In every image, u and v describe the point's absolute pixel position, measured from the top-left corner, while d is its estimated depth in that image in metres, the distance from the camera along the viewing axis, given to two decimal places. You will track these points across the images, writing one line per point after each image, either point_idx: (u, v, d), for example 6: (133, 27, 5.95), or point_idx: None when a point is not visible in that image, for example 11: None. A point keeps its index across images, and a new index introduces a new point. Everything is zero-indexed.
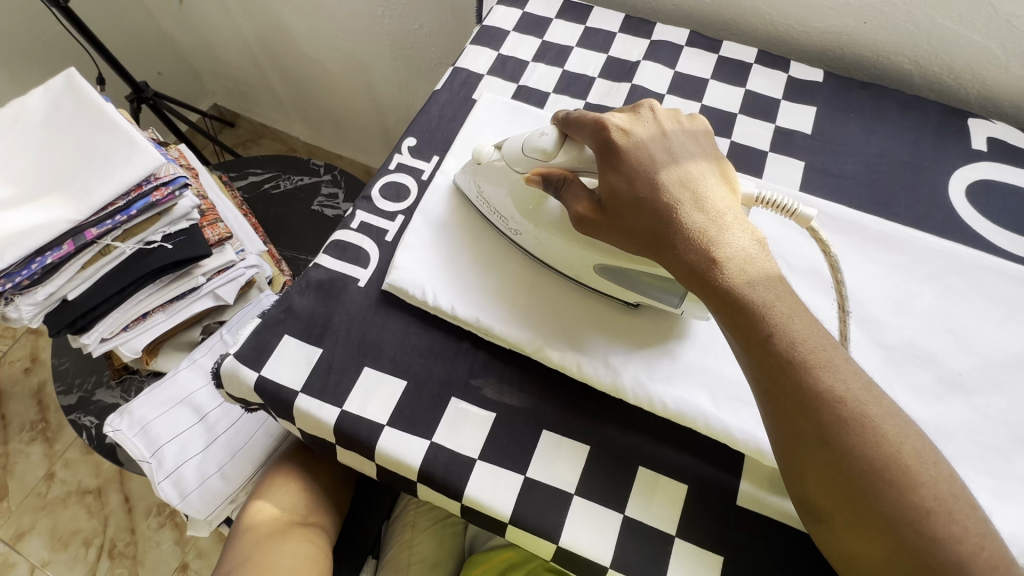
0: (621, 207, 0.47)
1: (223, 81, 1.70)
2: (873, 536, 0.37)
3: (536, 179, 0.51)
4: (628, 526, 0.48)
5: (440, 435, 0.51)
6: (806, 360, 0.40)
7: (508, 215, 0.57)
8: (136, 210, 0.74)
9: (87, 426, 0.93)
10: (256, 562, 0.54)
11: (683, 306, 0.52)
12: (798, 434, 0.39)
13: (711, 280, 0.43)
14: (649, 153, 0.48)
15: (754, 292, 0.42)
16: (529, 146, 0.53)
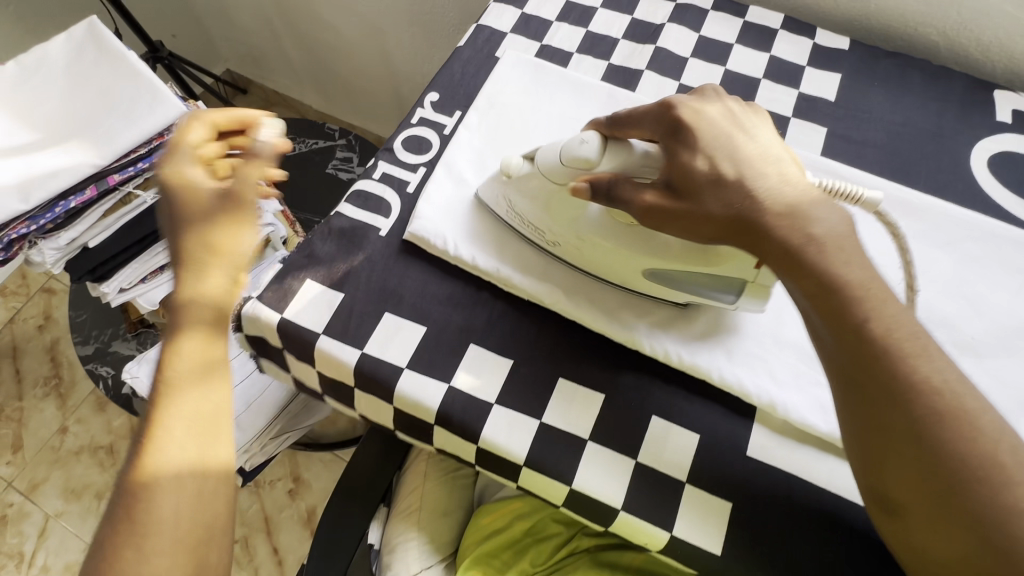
0: (701, 189, 0.44)
1: (237, 46, 1.68)
2: (956, 531, 0.36)
3: (584, 188, 0.48)
4: (639, 471, 0.49)
5: (458, 379, 0.52)
6: (902, 347, 0.38)
7: (543, 227, 0.54)
8: (158, 158, 0.74)
9: (104, 376, 0.95)
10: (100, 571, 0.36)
11: (739, 301, 0.51)
12: (884, 422, 0.38)
13: (803, 265, 0.41)
14: (722, 131, 0.46)
15: (850, 273, 0.40)
16: (568, 156, 0.49)
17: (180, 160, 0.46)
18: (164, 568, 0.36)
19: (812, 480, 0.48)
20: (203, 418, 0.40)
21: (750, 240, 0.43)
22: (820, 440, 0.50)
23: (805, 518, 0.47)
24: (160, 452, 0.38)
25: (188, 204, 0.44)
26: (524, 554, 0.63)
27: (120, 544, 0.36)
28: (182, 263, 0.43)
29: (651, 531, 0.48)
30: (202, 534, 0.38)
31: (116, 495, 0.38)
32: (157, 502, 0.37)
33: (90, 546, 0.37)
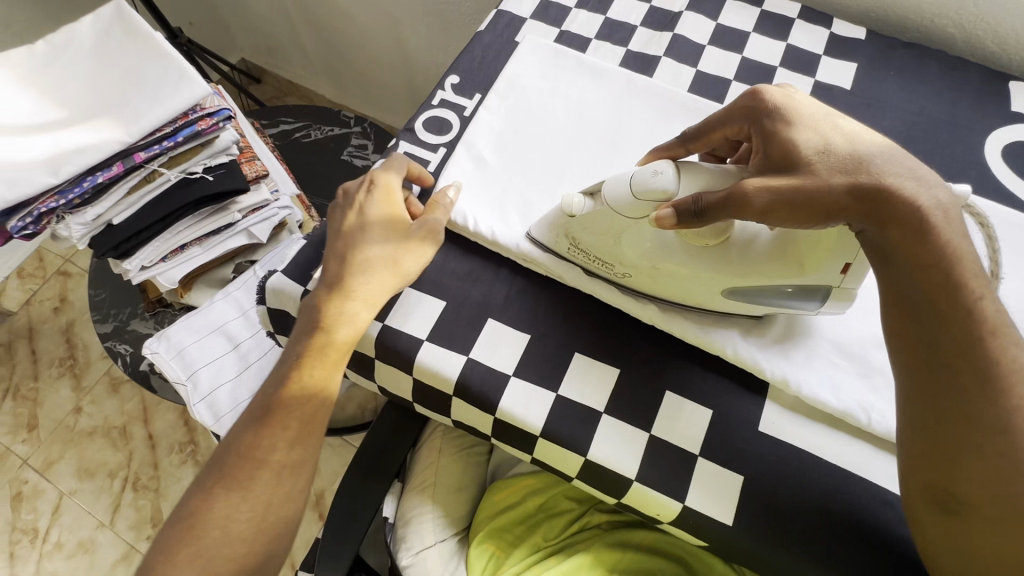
0: (808, 162, 0.43)
1: (252, 35, 1.70)
2: (1009, 527, 0.40)
3: (670, 214, 0.44)
4: (653, 444, 0.50)
5: (476, 352, 0.53)
6: (1004, 337, 0.42)
7: (614, 261, 0.52)
8: (182, 137, 0.76)
9: (122, 354, 0.97)
10: (192, 523, 0.47)
11: (822, 307, 0.50)
12: (971, 413, 0.41)
13: (926, 235, 0.42)
14: (824, 120, 0.45)
15: (962, 245, 0.43)
16: (641, 188, 0.46)
17: (372, 194, 0.55)
18: (264, 496, 0.48)
19: (822, 455, 0.49)
20: (317, 392, 0.51)
21: (871, 208, 0.42)
22: (831, 417, 0.51)
23: (816, 492, 0.48)
24: (277, 403, 0.51)
25: (367, 231, 0.53)
26: (537, 528, 0.64)
27: (238, 466, 0.49)
28: (357, 279, 0.52)
29: (663, 502, 0.49)
30: (272, 516, 0.48)
31: (245, 422, 0.51)
32: (269, 448, 0.49)
33: (216, 454, 0.51)
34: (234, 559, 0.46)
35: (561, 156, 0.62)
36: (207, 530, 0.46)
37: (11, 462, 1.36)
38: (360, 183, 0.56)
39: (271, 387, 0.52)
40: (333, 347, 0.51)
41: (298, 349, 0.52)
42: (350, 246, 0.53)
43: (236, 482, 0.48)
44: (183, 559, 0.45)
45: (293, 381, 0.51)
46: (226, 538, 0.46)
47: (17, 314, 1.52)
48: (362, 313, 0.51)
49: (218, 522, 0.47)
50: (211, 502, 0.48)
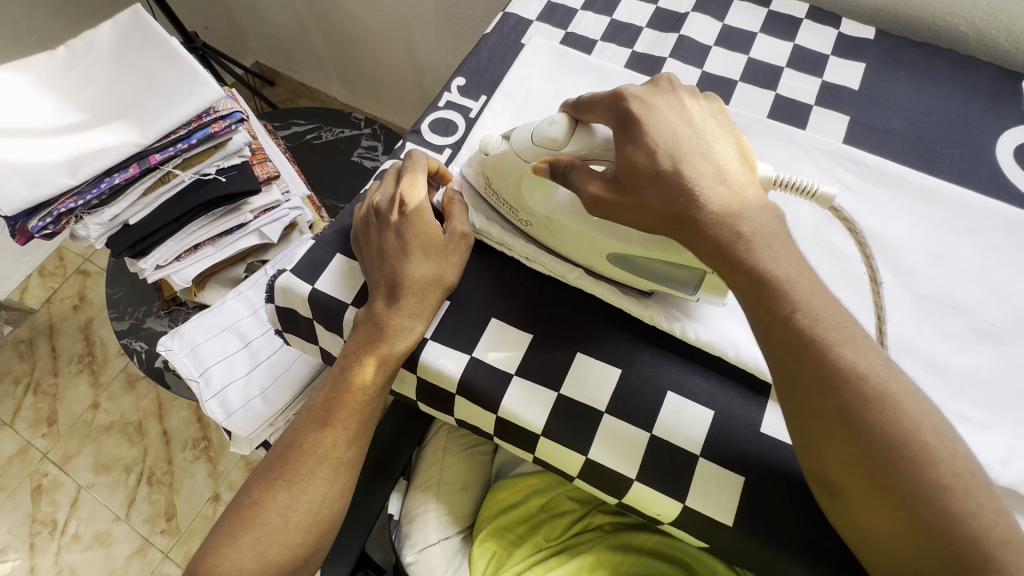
0: (642, 178, 0.45)
1: (266, 39, 1.73)
2: (885, 505, 0.39)
3: (544, 167, 0.49)
4: (653, 445, 0.50)
5: (479, 351, 0.54)
6: (829, 337, 0.41)
7: (518, 206, 0.55)
8: (196, 139, 0.78)
9: (138, 351, 1.00)
10: (253, 513, 0.51)
11: (699, 293, 0.52)
12: (816, 408, 0.41)
13: (733, 256, 0.43)
14: (671, 125, 0.46)
15: (780, 267, 0.42)
16: (539, 136, 0.50)
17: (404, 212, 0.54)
18: (318, 493, 0.52)
19: None
20: (370, 401, 0.54)
21: (683, 231, 0.45)
22: None
23: (818, 496, 0.48)
24: (336, 407, 0.54)
25: (406, 250, 0.53)
26: (538, 529, 0.64)
27: (295, 463, 0.53)
28: (403, 298, 0.52)
29: (663, 502, 0.50)
30: (323, 510, 0.53)
31: (306, 420, 0.55)
32: (327, 447, 0.53)
33: (276, 448, 0.55)
34: (292, 545, 0.51)
35: None
36: (270, 517, 0.51)
37: (30, 455, 1.40)
38: (389, 199, 0.55)
39: (327, 390, 0.55)
40: (383, 362, 0.52)
41: (349, 359, 0.53)
42: (391, 264, 0.53)
43: (290, 478, 0.52)
44: (248, 540, 0.50)
45: (347, 388, 0.53)
46: (287, 525, 0.51)
47: (38, 311, 1.56)
48: (409, 330, 0.53)
49: (274, 515, 0.51)
50: (275, 490, 0.52)
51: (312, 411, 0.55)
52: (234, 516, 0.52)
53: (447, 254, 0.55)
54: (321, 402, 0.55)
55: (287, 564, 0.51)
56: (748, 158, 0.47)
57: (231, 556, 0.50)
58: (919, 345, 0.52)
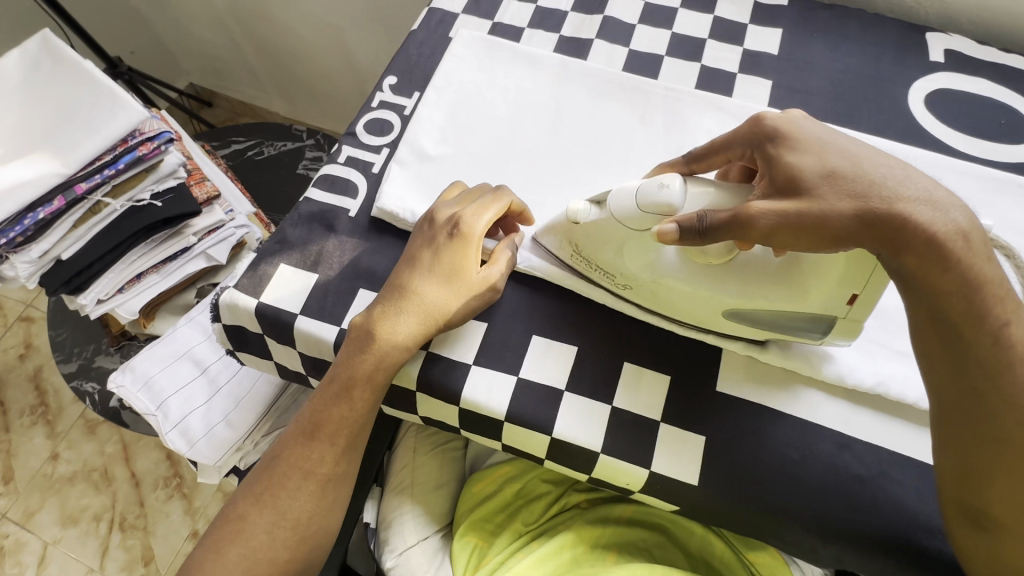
0: (816, 182, 0.42)
1: (197, 58, 1.67)
2: None
3: (674, 232, 0.44)
4: (615, 416, 0.51)
5: (435, 345, 0.53)
6: None
7: (614, 271, 0.52)
8: (124, 164, 0.75)
9: (90, 392, 0.96)
10: (237, 526, 0.51)
11: (825, 337, 0.50)
12: (1004, 434, 0.40)
13: (948, 263, 0.39)
14: (832, 137, 0.44)
15: (991, 270, 0.40)
16: (647, 202, 0.46)
17: (460, 239, 0.52)
18: (303, 511, 0.51)
19: (779, 407, 0.51)
20: (360, 416, 0.52)
21: (887, 235, 0.40)
22: (784, 370, 0.52)
23: (777, 448, 0.49)
24: (322, 421, 0.52)
25: (438, 278, 0.51)
26: (516, 515, 0.65)
27: (281, 479, 0.52)
28: (399, 309, 0.50)
29: (630, 470, 0.50)
30: (309, 528, 0.52)
31: (294, 432, 0.53)
32: (317, 462, 0.52)
33: (265, 458, 0.54)
34: (279, 559, 0.51)
35: (505, 145, 0.63)
36: (256, 529, 0.51)
37: None
38: (452, 219, 0.52)
39: (315, 402, 0.52)
40: (369, 375, 0.50)
41: (340, 370, 0.51)
42: (401, 275, 0.52)
43: (276, 493, 0.51)
44: (233, 554, 0.50)
45: (335, 402, 0.51)
46: (275, 539, 0.51)
47: None
48: (402, 343, 0.50)
49: (257, 530, 0.51)
50: (263, 502, 0.51)
51: (301, 424, 0.53)
52: (221, 527, 0.52)
53: (469, 291, 0.51)
54: (311, 416, 0.52)
55: None
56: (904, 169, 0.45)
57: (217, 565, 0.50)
58: None
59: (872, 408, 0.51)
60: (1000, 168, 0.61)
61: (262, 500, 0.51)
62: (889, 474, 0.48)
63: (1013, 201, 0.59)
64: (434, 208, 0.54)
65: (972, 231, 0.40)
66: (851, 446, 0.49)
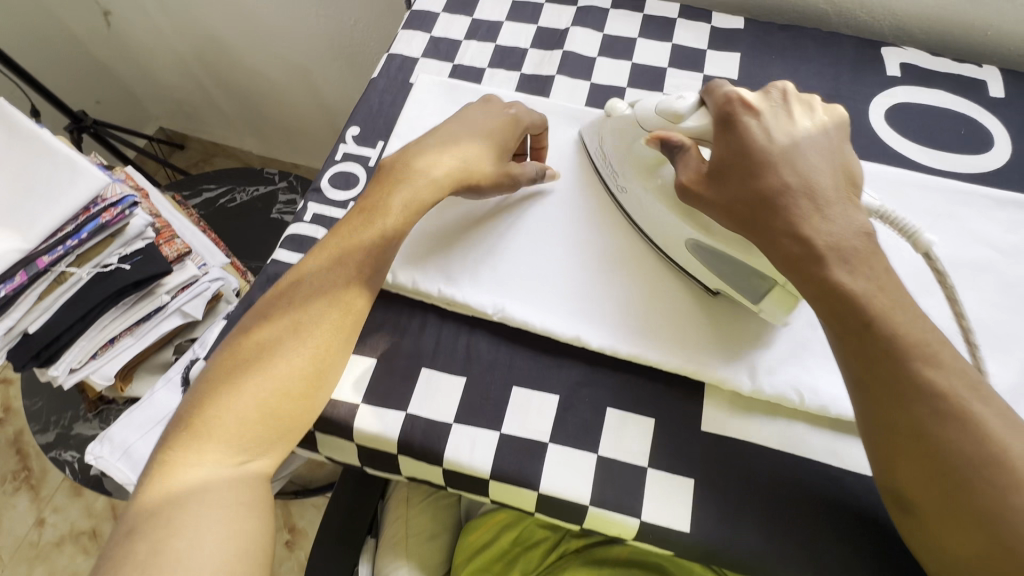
0: (731, 173, 0.48)
1: (165, 103, 1.65)
2: (967, 529, 0.38)
3: (654, 142, 0.52)
4: (602, 465, 0.50)
5: (414, 405, 0.52)
6: (909, 351, 0.41)
7: (620, 170, 0.59)
8: (87, 233, 0.73)
9: (69, 461, 0.93)
10: (251, 354, 0.48)
11: (762, 305, 0.52)
12: (892, 422, 0.41)
13: (813, 267, 0.44)
14: (773, 135, 0.48)
15: (859, 284, 0.43)
16: (663, 107, 0.52)
17: (513, 117, 0.59)
18: (323, 335, 0.49)
19: (766, 443, 0.50)
20: (388, 246, 0.53)
21: (764, 235, 0.46)
22: (770, 404, 0.52)
23: (766, 484, 0.49)
24: (352, 249, 0.52)
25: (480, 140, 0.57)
26: (514, 564, 0.64)
27: (299, 304, 0.50)
28: (436, 164, 0.55)
29: (621, 521, 0.49)
30: (328, 359, 0.49)
31: (315, 262, 0.52)
32: (338, 292, 0.50)
33: (272, 295, 0.52)
34: (296, 393, 0.47)
35: None
36: (273, 360, 0.47)
37: None
38: (510, 102, 0.60)
39: (341, 234, 0.53)
40: (399, 208, 0.53)
41: (369, 208, 0.54)
42: (415, 157, 0.56)
43: (297, 318, 0.49)
44: (249, 381, 0.47)
45: (366, 229, 0.53)
46: (290, 369, 0.47)
47: None
48: (425, 191, 0.54)
49: (276, 361, 0.47)
50: (278, 336, 0.48)
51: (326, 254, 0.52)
52: (227, 358, 0.48)
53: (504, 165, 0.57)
54: (338, 246, 0.52)
55: (285, 408, 0.47)
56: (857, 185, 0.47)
57: (226, 402, 0.46)
58: None
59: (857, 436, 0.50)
60: (963, 180, 0.62)
61: (280, 327, 0.49)
62: (881, 505, 0.48)
63: (979, 211, 0.59)
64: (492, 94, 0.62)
65: (860, 248, 0.44)
66: (841, 478, 0.49)
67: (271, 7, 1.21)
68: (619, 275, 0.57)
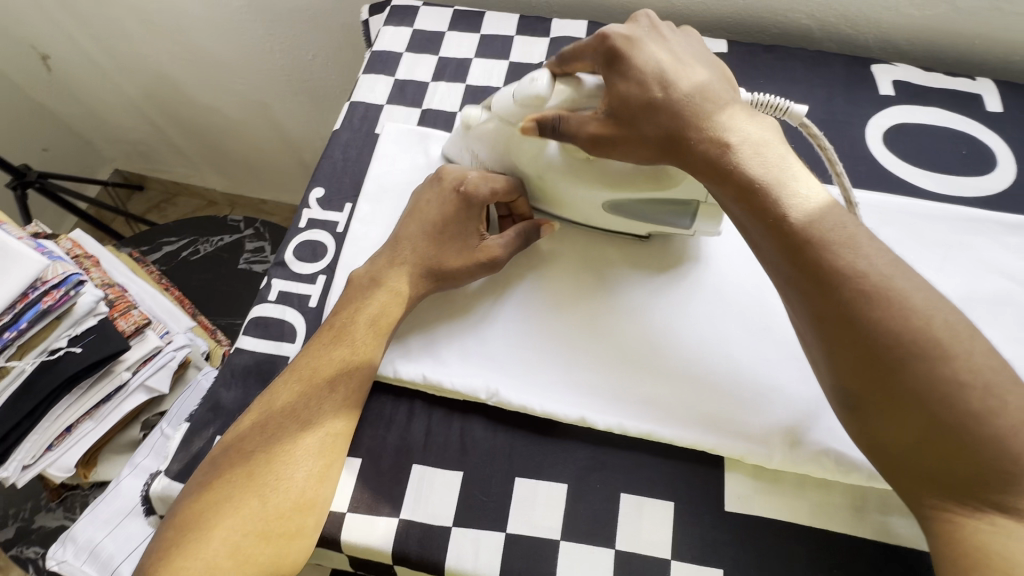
0: (637, 108, 0.45)
1: (117, 145, 1.55)
2: (902, 415, 0.36)
3: (532, 126, 0.49)
4: (621, 560, 0.45)
5: (407, 509, 0.47)
6: (826, 238, 0.39)
7: (507, 170, 0.56)
8: (27, 321, 0.66)
9: (32, 559, 0.85)
10: (218, 499, 0.43)
11: (694, 225, 0.53)
12: (820, 310, 0.39)
13: (723, 167, 0.43)
14: (657, 61, 0.46)
15: (764, 170, 0.42)
16: (521, 95, 0.50)
17: (462, 197, 0.54)
18: (300, 465, 0.45)
19: (797, 520, 0.46)
20: (363, 356, 0.49)
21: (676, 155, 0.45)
22: (797, 474, 0.47)
23: (803, 568, 0.45)
24: (323, 366, 0.48)
25: (429, 233, 0.54)
26: None
27: (268, 436, 0.45)
28: (398, 257, 0.53)
29: None
30: (306, 493, 0.44)
31: (286, 384, 0.48)
32: (314, 414, 0.46)
33: (236, 429, 0.47)
34: (273, 533, 0.42)
35: None
36: (246, 498, 0.43)
37: None
38: (458, 177, 0.55)
39: (310, 351, 0.50)
40: (372, 316, 0.51)
41: (335, 322, 0.51)
42: (377, 260, 0.54)
43: (267, 451, 0.45)
44: (219, 531, 0.42)
45: (336, 344, 0.49)
46: (265, 506, 0.43)
47: None
48: (400, 282, 0.52)
49: (247, 504, 0.43)
50: (249, 469, 0.44)
51: (294, 375, 0.48)
52: (192, 508, 0.43)
53: (470, 250, 0.53)
54: (307, 365, 0.49)
55: (262, 556, 0.42)
56: (732, 81, 0.48)
57: (195, 552, 0.41)
58: None
59: (896, 504, 0.46)
60: (971, 204, 0.58)
61: (248, 464, 0.44)
62: None
63: (993, 239, 0.56)
64: (444, 168, 0.57)
65: (771, 141, 0.44)
66: (884, 554, 0.45)
67: (223, 44, 1.14)
68: (612, 345, 0.52)
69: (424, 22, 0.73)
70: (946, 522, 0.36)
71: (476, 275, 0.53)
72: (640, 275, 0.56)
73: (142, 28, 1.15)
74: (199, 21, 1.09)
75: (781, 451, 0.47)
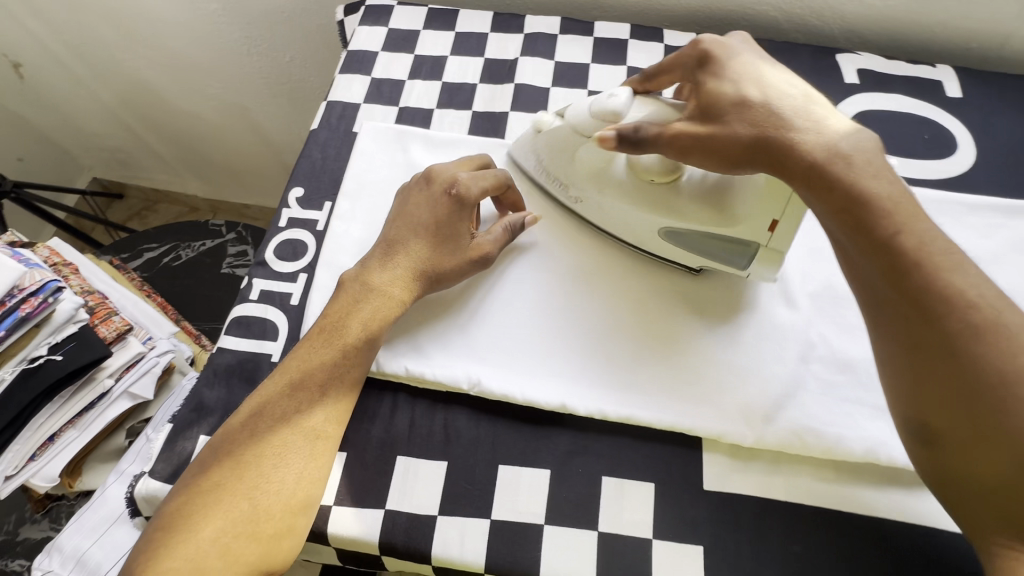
0: (725, 111, 0.45)
1: (94, 153, 1.53)
2: (984, 450, 0.36)
3: (610, 138, 0.48)
4: (604, 542, 0.46)
5: (393, 500, 0.47)
6: (936, 262, 0.38)
7: (568, 181, 0.57)
8: (5, 329, 0.66)
9: (18, 571, 0.84)
10: (206, 500, 0.43)
11: (750, 268, 0.53)
12: (915, 334, 0.38)
13: (830, 179, 0.41)
14: (752, 72, 0.46)
15: (879, 185, 0.41)
16: (596, 107, 0.50)
17: (455, 199, 0.53)
18: (290, 467, 0.45)
19: (774, 496, 0.47)
20: (353, 360, 0.49)
21: (772, 158, 0.43)
22: (772, 452, 0.49)
23: (780, 542, 0.46)
24: (313, 368, 0.48)
25: (423, 236, 0.53)
26: None
27: (257, 438, 0.46)
28: (390, 261, 0.53)
29: None
30: (296, 494, 0.45)
31: (274, 386, 0.48)
32: (303, 416, 0.47)
33: (223, 430, 0.47)
34: (263, 533, 0.43)
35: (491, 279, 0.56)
36: (234, 499, 0.43)
37: None
38: (449, 179, 0.54)
39: (300, 353, 0.50)
40: (362, 321, 0.50)
41: (327, 327, 0.50)
42: (368, 265, 0.53)
43: (257, 453, 0.45)
44: (207, 532, 0.42)
45: (326, 347, 0.49)
46: (254, 506, 0.43)
47: None
48: (392, 286, 0.52)
49: (236, 506, 0.43)
50: (238, 470, 0.44)
51: (284, 377, 0.48)
52: (179, 509, 0.43)
53: (461, 250, 0.53)
54: (298, 369, 0.48)
55: (250, 557, 0.42)
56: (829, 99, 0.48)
57: (182, 552, 0.41)
58: (826, 347, 0.52)
59: (867, 476, 0.48)
60: (934, 187, 0.60)
61: (238, 466, 0.44)
62: (901, 552, 0.45)
63: (955, 219, 0.58)
64: (434, 168, 0.56)
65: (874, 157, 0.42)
66: (857, 525, 0.46)
67: (200, 49, 1.13)
68: (596, 337, 0.53)
69: (399, 21, 0.74)
70: (1010, 560, 0.36)
71: (468, 274, 0.54)
72: (618, 267, 0.57)
73: (117, 33, 1.14)
74: (175, 26, 1.09)
75: (757, 430, 0.48)
